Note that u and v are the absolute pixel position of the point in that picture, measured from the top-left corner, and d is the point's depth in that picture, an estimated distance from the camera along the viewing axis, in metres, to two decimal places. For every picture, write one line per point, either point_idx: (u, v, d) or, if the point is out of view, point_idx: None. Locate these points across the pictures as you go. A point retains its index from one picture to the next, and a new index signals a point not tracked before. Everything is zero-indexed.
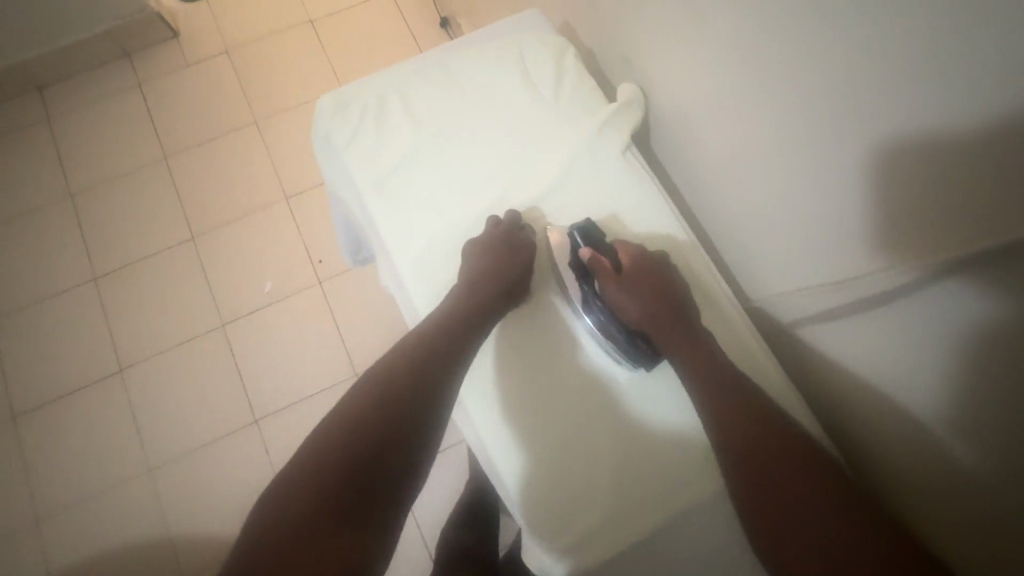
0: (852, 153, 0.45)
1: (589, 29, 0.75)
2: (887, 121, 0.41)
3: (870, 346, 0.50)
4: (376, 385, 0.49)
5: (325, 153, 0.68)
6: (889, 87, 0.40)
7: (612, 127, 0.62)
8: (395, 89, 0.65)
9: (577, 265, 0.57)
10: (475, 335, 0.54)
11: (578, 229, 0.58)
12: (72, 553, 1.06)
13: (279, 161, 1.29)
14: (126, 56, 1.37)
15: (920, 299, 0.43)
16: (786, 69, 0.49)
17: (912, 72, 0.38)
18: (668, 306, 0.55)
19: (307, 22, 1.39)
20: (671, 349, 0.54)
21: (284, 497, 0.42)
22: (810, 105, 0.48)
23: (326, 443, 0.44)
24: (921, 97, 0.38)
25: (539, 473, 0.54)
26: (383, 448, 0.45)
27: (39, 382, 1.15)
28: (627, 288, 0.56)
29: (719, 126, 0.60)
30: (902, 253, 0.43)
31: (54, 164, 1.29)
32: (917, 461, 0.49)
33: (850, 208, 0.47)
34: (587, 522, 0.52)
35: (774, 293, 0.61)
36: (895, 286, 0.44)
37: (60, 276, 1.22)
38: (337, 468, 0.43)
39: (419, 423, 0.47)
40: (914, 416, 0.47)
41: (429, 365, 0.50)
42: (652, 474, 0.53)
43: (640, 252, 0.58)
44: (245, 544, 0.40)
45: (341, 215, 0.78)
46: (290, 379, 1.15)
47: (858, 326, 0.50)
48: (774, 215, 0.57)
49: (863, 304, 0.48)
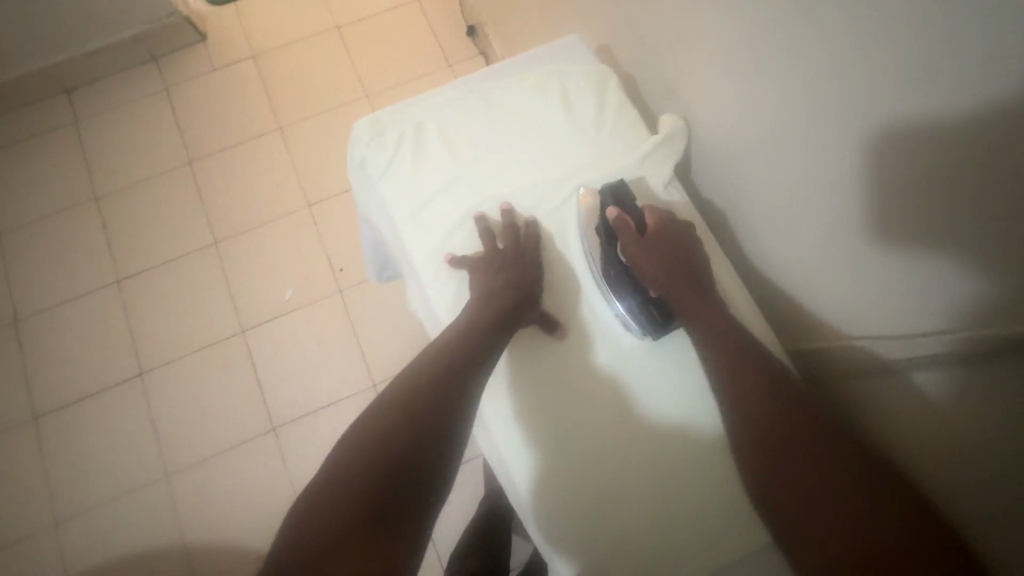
0: (893, 200, 0.44)
1: (627, 50, 0.73)
2: (925, 172, 0.40)
3: (926, 403, 0.47)
4: (419, 377, 0.49)
5: (358, 177, 0.67)
6: (953, 142, 0.37)
7: (652, 162, 0.60)
8: (431, 116, 0.63)
9: (603, 227, 0.57)
10: (495, 345, 0.52)
11: (607, 190, 0.57)
12: (87, 557, 1.06)
13: (302, 168, 1.29)
14: (154, 59, 1.37)
15: (990, 374, 0.40)
16: (837, 113, 0.46)
17: (954, 128, 0.37)
18: (686, 278, 0.54)
19: (334, 28, 1.39)
20: (684, 314, 0.54)
21: (331, 479, 0.41)
22: (859, 153, 0.45)
23: (372, 429, 0.44)
24: (965, 153, 0.37)
25: (555, 483, 0.52)
26: (413, 452, 0.43)
27: (61, 384, 1.16)
28: (648, 249, 0.55)
29: (758, 159, 0.58)
30: (929, 259, 0.42)
31: (81, 166, 1.30)
32: (940, 461, 0.47)
33: (888, 245, 0.46)
34: (613, 569, 0.51)
35: (820, 335, 0.59)
36: (952, 352, 0.42)
37: (83, 278, 1.22)
38: (383, 451, 0.42)
39: (438, 432, 0.45)
40: (962, 481, 0.45)
41: (465, 360, 0.50)
42: (682, 521, 0.52)
43: (665, 217, 0.57)
44: (290, 528, 0.38)
45: (370, 236, 0.77)
46: (307, 388, 1.15)
47: (915, 379, 0.47)
48: (816, 247, 0.55)
49: (920, 362, 0.45)
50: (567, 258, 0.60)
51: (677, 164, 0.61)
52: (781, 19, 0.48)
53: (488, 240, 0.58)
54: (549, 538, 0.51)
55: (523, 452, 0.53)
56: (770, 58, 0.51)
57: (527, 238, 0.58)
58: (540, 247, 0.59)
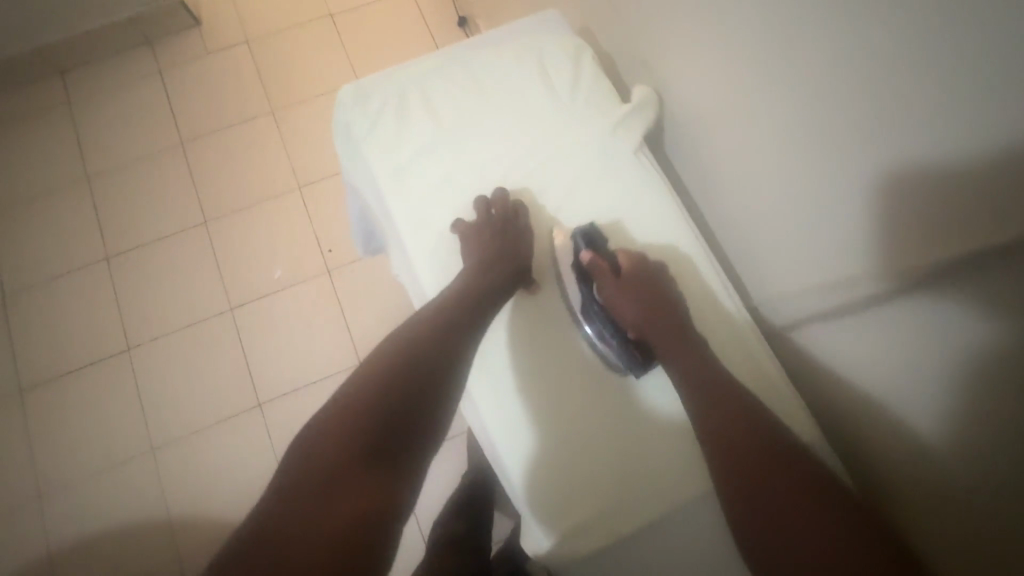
0: (846, 156, 0.47)
1: (605, 31, 0.75)
2: (879, 123, 0.43)
3: (867, 352, 0.50)
4: (399, 349, 0.50)
5: (342, 142, 0.69)
6: (909, 90, 0.40)
7: (624, 129, 0.64)
8: (415, 84, 0.66)
9: (577, 270, 0.58)
10: (475, 325, 0.54)
11: (579, 233, 0.59)
12: (70, 530, 1.07)
13: (294, 151, 1.31)
14: (148, 43, 1.39)
15: (918, 303, 0.43)
16: (801, 77, 0.49)
17: (905, 80, 0.40)
18: (663, 320, 0.55)
19: (328, 16, 1.42)
20: (665, 353, 0.54)
21: (307, 457, 0.42)
22: (817, 112, 0.49)
23: (349, 405, 0.45)
24: (911, 102, 0.40)
25: (534, 441, 0.56)
26: (393, 430, 0.45)
27: (48, 359, 1.17)
28: (624, 291, 0.56)
29: (721, 128, 0.61)
30: (873, 211, 0.45)
31: (73, 146, 1.31)
32: (912, 472, 0.48)
33: (840, 199, 0.48)
34: (585, 525, 0.53)
35: (772, 301, 0.61)
36: (889, 288, 0.45)
37: (72, 255, 1.24)
38: (361, 428, 0.44)
39: (420, 409, 0.47)
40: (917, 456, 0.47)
41: (445, 337, 0.52)
42: (647, 472, 0.54)
43: (640, 258, 0.58)
44: (266, 507, 0.40)
45: (356, 206, 0.80)
46: (294, 365, 1.17)
47: (854, 330, 0.50)
48: (773, 213, 0.57)
49: (865, 303, 0.48)
50: (540, 220, 0.63)
51: (645, 132, 0.64)
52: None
53: (481, 218, 0.60)
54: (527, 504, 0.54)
55: (499, 410, 0.57)
56: (738, 28, 0.54)
57: (517, 219, 0.60)
58: (522, 208, 0.61)
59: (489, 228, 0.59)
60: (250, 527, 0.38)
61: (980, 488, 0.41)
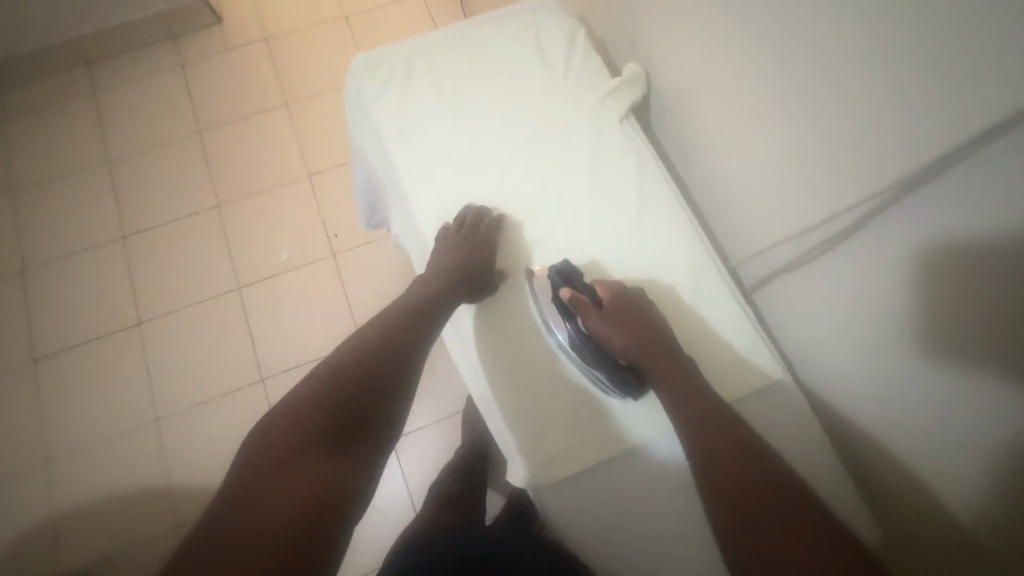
0: (835, 100, 0.53)
1: (602, 19, 0.81)
2: (873, 64, 0.49)
3: (822, 296, 0.60)
4: (351, 355, 0.56)
5: (353, 108, 0.74)
6: (902, 34, 0.46)
7: (613, 101, 0.70)
8: (421, 56, 0.72)
9: (560, 306, 0.61)
10: (424, 333, 0.61)
11: (557, 271, 0.61)
12: (75, 494, 1.10)
13: (304, 142, 1.37)
14: (172, 38, 1.47)
15: (872, 233, 0.53)
16: (797, 38, 0.55)
17: (902, 28, 0.46)
18: (648, 343, 0.58)
19: (342, 17, 1.49)
20: (658, 379, 0.57)
21: (260, 451, 0.48)
22: (808, 67, 0.55)
23: (302, 405, 0.51)
24: (904, 43, 0.46)
25: (518, 384, 0.61)
26: (342, 425, 0.51)
27: (63, 330, 1.21)
28: (608, 322, 0.58)
29: (710, 99, 0.68)
30: (859, 144, 0.51)
31: (96, 131, 1.38)
32: (906, 486, 0.56)
33: (824, 141, 0.55)
34: (559, 458, 0.59)
35: (752, 252, 0.68)
36: (847, 226, 0.54)
37: (90, 233, 1.29)
38: (312, 425, 0.50)
39: (369, 407, 0.53)
40: (876, 390, 0.56)
41: (395, 342, 0.59)
42: (622, 409, 0.61)
43: (618, 288, 0.62)
44: (222, 496, 0.46)
45: (363, 177, 0.85)
46: (296, 342, 1.21)
47: (834, 266, 0.58)
48: (756, 172, 0.64)
49: (845, 233, 0.55)
50: (533, 175, 0.67)
51: (632, 104, 0.70)
52: None
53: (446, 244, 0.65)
54: (513, 440, 0.60)
55: (499, 352, 0.63)
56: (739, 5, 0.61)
57: (490, 239, 0.64)
58: (497, 217, 0.66)
59: (459, 250, 0.63)
60: (206, 514, 0.45)
61: (974, 521, 0.48)
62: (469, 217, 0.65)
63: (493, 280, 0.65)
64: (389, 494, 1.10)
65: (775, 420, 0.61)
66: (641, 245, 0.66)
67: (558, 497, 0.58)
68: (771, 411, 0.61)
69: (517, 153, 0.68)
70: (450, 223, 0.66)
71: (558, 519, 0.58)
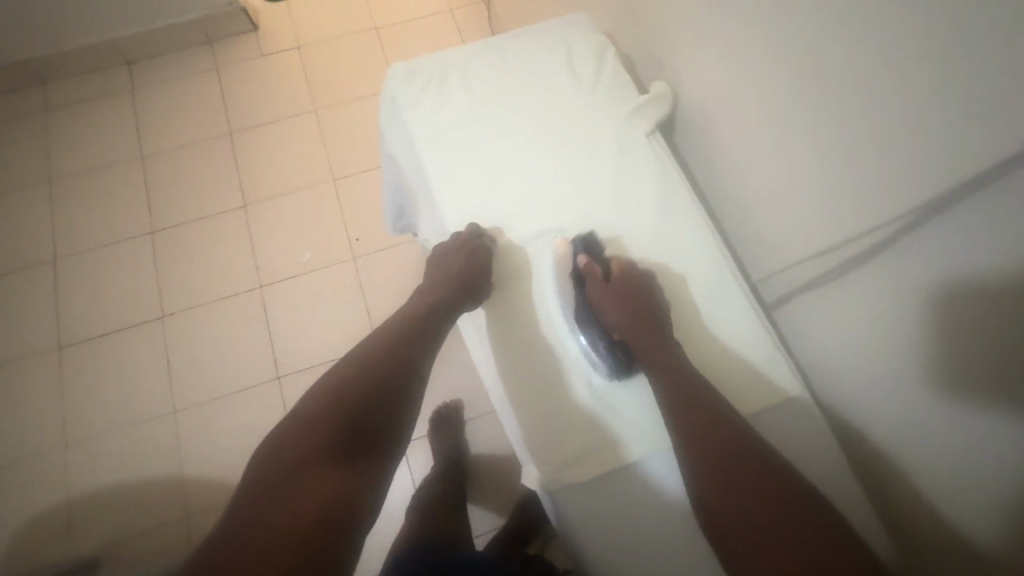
0: (853, 123, 0.54)
1: (628, 38, 0.83)
2: (890, 90, 0.49)
3: (841, 316, 0.61)
4: (355, 363, 0.59)
5: (388, 113, 0.77)
6: (913, 65, 0.47)
7: (639, 117, 0.71)
8: (455, 66, 0.74)
9: (572, 273, 0.65)
10: (427, 345, 0.64)
11: (579, 240, 0.66)
12: (90, 481, 1.12)
13: (330, 147, 1.40)
14: (208, 43, 1.52)
15: (889, 257, 0.53)
16: (814, 62, 0.56)
17: (913, 58, 0.47)
18: (644, 322, 0.62)
19: (373, 29, 1.54)
20: (644, 359, 0.60)
21: (272, 463, 0.51)
22: (826, 91, 0.56)
23: (310, 415, 0.54)
24: (916, 73, 0.46)
25: (537, 389, 0.62)
26: (350, 432, 0.53)
27: (88, 320, 1.24)
28: (613, 294, 0.63)
29: (734, 118, 0.69)
30: (879, 167, 0.52)
31: (131, 128, 1.43)
32: (921, 508, 0.56)
33: (846, 163, 0.55)
34: (575, 464, 0.60)
35: (776, 268, 0.68)
36: (867, 249, 0.55)
37: (120, 226, 1.33)
38: (320, 435, 0.52)
39: (375, 412, 0.55)
40: (899, 411, 0.56)
41: (399, 350, 0.61)
42: (639, 417, 0.62)
43: (628, 264, 0.65)
44: (240, 509, 0.48)
45: (391, 180, 0.88)
46: (314, 342, 1.23)
47: (854, 286, 0.58)
48: (780, 191, 0.65)
49: (865, 256, 0.56)
50: (557, 186, 0.69)
51: (659, 120, 0.72)
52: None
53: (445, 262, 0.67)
54: (528, 443, 0.61)
55: (516, 356, 0.63)
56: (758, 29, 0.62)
57: (488, 256, 0.65)
58: (494, 238, 0.67)
59: (457, 257, 0.66)
60: (225, 527, 0.47)
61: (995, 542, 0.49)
62: (465, 235, 0.67)
63: (485, 285, 0.66)
64: (397, 497, 1.10)
65: (790, 436, 0.61)
66: (660, 258, 0.67)
67: (573, 503, 0.58)
68: (788, 428, 0.61)
69: (545, 164, 0.69)
70: (450, 236, 0.69)
71: (574, 523, 0.58)
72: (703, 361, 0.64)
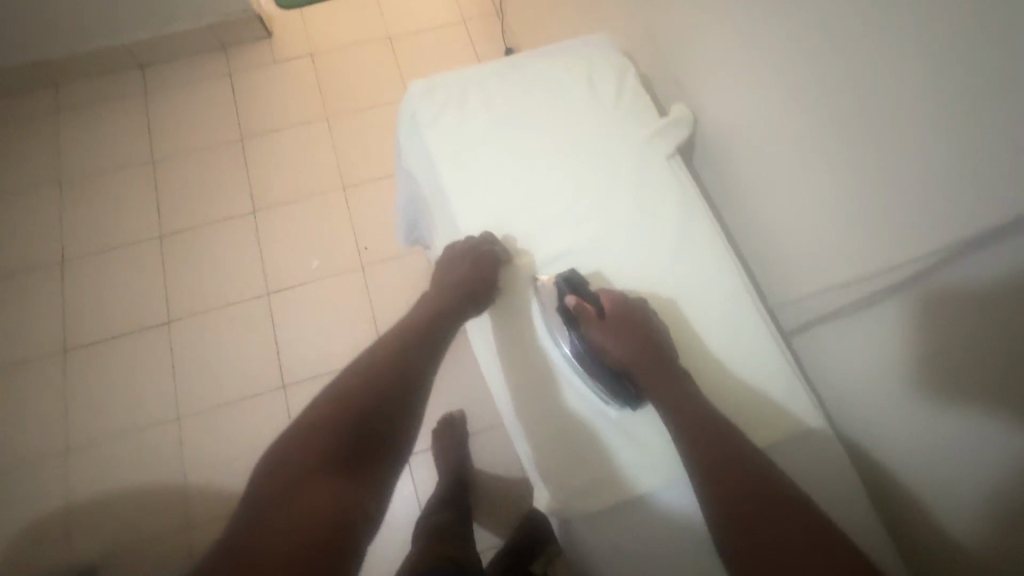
0: (877, 156, 0.53)
1: (648, 58, 0.83)
2: (914, 125, 0.49)
3: (860, 348, 0.60)
4: (361, 366, 0.59)
5: (407, 128, 0.77)
6: (937, 100, 0.47)
7: (660, 139, 0.71)
8: (476, 83, 0.74)
9: (563, 313, 0.62)
10: (436, 346, 0.64)
11: (563, 279, 0.63)
12: (92, 487, 1.11)
13: (340, 154, 1.40)
14: (221, 48, 1.52)
15: (910, 292, 0.53)
16: (836, 93, 0.56)
17: (938, 93, 0.47)
18: (647, 355, 0.59)
19: (387, 38, 1.54)
20: (656, 393, 0.58)
21: (276, 467, 0.50)
22: (847, 123, 0.56)
23: (315, 418, 0.53)
24: (942, 108, 0.47)
25: (551, 414, 0.62)
26: (356, 433, 0.52)
27: (94, 323, 1.24)
28: (610, 332, 0.60)
29: (755, 144, 0.69)
30: (903, 201, 0.52)
31: (143, 131, 1.43)
32: (939, 535, 0.56)
33: (870, 197, 0.55)
34: (589, 492, 0.59)
35: (796, 297, 0.68)
36: (889, 284, 0.55)
37: (129, 229, 1.33)
38: (325, 437, 0.51)
39: (381, 413, 0.55)
40: (923, 446, 0.55)
41: (405, 352, 0.61)
42: (650, 442, 0.60)
43: (620, 297, 0.63)
44: (244, 512, 0.48)
45: (406, 193, 0.88)
46: (321, 351, 1.22)
47: (873, 320, 0.58)
48: (801, 221, 0.64)
49: (884, 292, 0.56)
50: (575, 207, 0.68)
51: (680, 142, 0.72)
52: (795, 20, 0.58)
53: (453, 267, 0.67)
54: (540, 467, 0.60)
55: (531, 380, 0.63)
56: (778, 56, 0.62)
57: (497, 262, 0.66)
58: (512, 256, 0.67)
59: (462, 261, 0.66)
60: (230, 530, 0.47)
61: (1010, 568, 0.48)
62: (475, 240, 0.67)
63: (488, 292, 0.67)
64: (401, 510, 1.09)
65: (809, 468, 0.60)
66: (678, 281, 0.67)
67: (588, 533, 0.57)
68: (807, 460, 0.60)
69: (563, 185, 0.69)
70: (460, 239, 0.69)
71: (586, 551, 0.57)
72: (720, 389, 0.63)
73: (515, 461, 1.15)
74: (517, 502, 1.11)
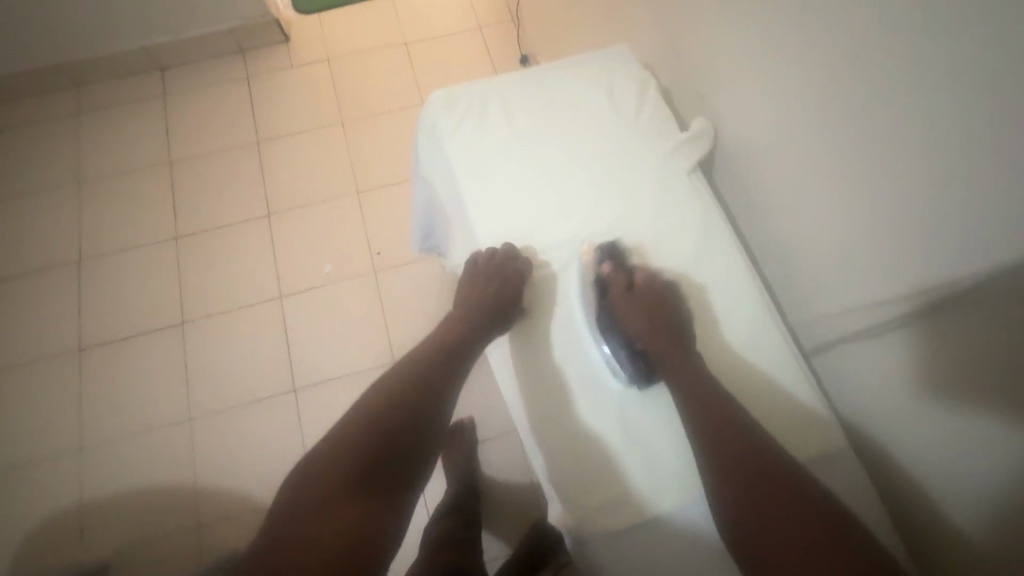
0: (898, 177, 0.52)
1: (668, 70, 0.83)
2: (934, 146, 0.48)
3: (880, 371, 0.59)
4: (389, 381, 0.59)
5: (426, 138, 0.77)
6: (958, 123, 0.46)
7: (681, 153, 0.71)
8: (497, 95, 0.74)
9: (596, 280, 0.65)
10: (460, 365, 0.64)
11: (603, 247, 0.66)
12: (103, 486, 1.12)
13: (355, 159, 1.41)
14: (240, 52, 1.54)
15: (931, 318, 0.52)
16: (857, 112, 0.55)
17: (959, 115, 0.46)
18: (665, 332, 0.61)
19: (403, 44, 1.55)
20: (666, 369, 0.59)
21: (305, 481, 0.50)
22: (868, 143, 0.55)
23: (344, 433, 0.53)
24: (962, 131, 0.46)
25: (565, 430, 0.61)
26: (383, 452, 0.52)
27: (109, 323, 1.25)
28: (633, 303, 0.63)
29: (775, 161, 0.68)
30: (925, 223, 0.51)
31: (161, 133, 1.44)
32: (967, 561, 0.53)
33: (891, 219, 0.54)
34: (604, 510, 0.58)
35: (817, 316, 0.67)
36: (910, 309, 0.53)
37: (146, 230, 1.34)
38: (352, 453, 0.51)
39: (407, 431, 0.54)
40: (948, 470, 0.53)
41: (432, 371, 0.61)
42: (669, 459, 0.59)
43: (653, 275, 0.65)
44: (275, 526, 0.49)
45: (423, 201, 0.88)
46: (333, 356, 1.22)
47: (893, 344, 0.57)
48: (822, 239, 0.63)
49: (904, 319, 0.54)
50: (594, 221, 0.68)
51: (700, 158, 0.72)
52: (816, 37, 0.58)
53: (477, 283, 0.67)
54: (555, 484, 0.59)
55: (546, 395, 0.62)
56: (800, 73, 0.61)
57: (523, 278, 0.65)
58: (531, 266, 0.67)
59: (487, 281, 0.66)
60: (263, 543, 0.48)
61: None
62: (499, 252, 0.67)
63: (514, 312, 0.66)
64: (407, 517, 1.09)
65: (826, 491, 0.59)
66: (696, 299, 0.66)
67: (601, 551, 0.57)
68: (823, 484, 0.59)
69: (582, 198, 0.69)
70: (481, 251, 0.69)
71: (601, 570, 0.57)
72: None
73: (524, 471, 1.14)
74: (526, 511, 1.10)
